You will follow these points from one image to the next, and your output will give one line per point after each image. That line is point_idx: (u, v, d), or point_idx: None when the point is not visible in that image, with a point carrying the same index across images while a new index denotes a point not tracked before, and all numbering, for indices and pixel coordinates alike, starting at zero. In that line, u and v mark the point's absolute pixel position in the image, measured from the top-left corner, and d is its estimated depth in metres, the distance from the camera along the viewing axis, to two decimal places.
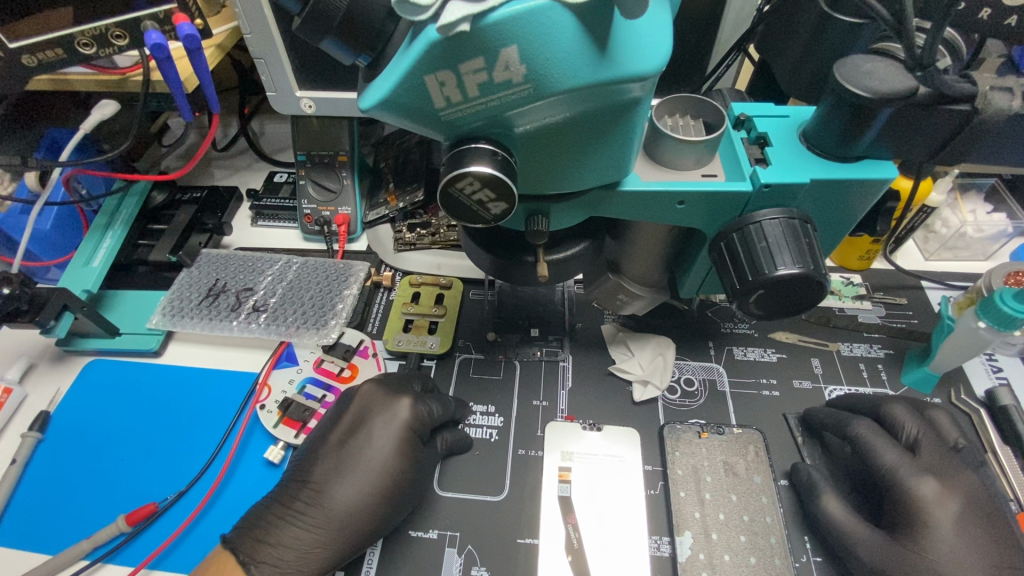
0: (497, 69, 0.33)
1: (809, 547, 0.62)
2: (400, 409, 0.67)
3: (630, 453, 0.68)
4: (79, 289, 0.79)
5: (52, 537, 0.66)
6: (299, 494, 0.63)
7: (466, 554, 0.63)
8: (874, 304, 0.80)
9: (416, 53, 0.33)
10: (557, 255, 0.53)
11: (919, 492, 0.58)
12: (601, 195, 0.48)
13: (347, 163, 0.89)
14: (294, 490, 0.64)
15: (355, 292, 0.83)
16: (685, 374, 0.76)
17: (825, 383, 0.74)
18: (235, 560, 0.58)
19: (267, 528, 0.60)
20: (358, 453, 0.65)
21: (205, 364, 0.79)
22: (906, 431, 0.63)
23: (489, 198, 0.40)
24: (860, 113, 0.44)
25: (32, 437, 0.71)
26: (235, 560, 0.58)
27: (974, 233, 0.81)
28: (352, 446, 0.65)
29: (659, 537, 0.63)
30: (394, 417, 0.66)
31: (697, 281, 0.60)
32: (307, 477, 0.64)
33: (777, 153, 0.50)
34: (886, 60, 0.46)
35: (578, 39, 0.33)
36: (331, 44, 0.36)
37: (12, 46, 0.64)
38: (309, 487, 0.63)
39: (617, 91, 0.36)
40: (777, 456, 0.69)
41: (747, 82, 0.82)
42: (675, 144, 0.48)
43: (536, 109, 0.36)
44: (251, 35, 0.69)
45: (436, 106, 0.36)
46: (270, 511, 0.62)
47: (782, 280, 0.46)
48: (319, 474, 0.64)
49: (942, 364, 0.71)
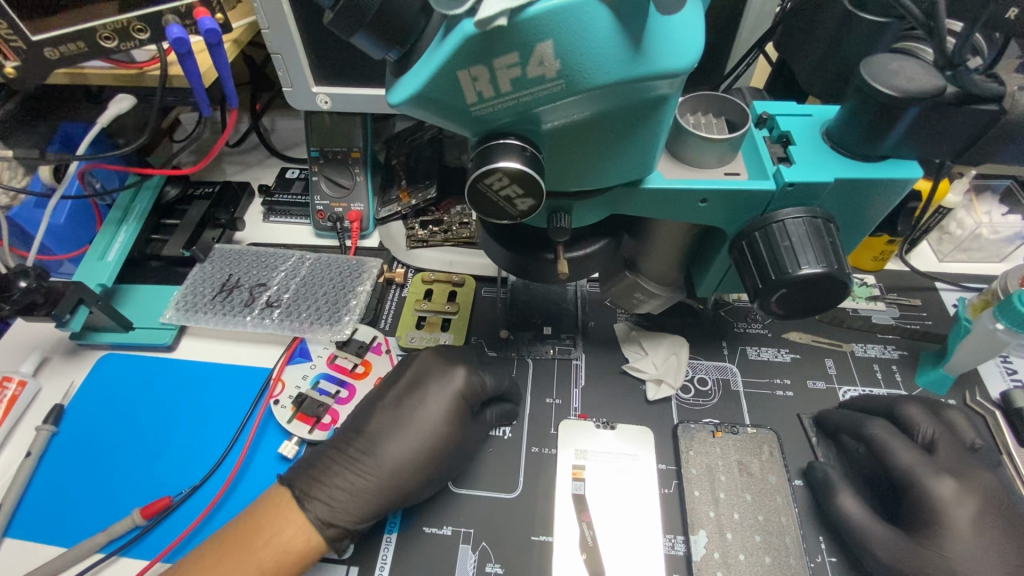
0: (531, 64, 0.34)
1: (824, 547, 0.62)
2: (429, 397, 0.66)
3: (644, 452, 0.68)
4: (94, 283, 0.79)
5: (67, 530, 0.66)
6: (354, 441, 0.64)
7: (480, 551, 0.63)
8: (887, 305, 0.80)
9: (451, 48, 0.33)
10: (576, 252, 0.53)
11: (938, 493, 0.58)
12: (624, 193, 0.48)
13: (360, 160, 0.89)
14: (348, 438, 0.64)
15: (368, 288, 0.83)
16: (699, 373, 0.75)
17: (839, 384, 0.74)
18: (288, 497, 0.59)
19: (323, 470, 0.61)
20: (412, 410, 0.65)
21: (218, 359, 0.80)
22: (921, 432, 0.63)
23: (517, 194, 0.40)
24: (887, 112, 0.44)
25: (46, 429, 0.72)
26: (289, 495, 0.59)
27: (989, 235, 0.81)
28: (408, 406, 0.65)
29: (673, 536, 0.63)
30: (451, 383, 0.66)
31: (716, 280, 0.60)
32: (363, 427, 0.65)
33: (800, 152, 0.50)
34: (912, 59, 0.46)
35: (614, 35, 0.33)
36: (363, 39, 0.36)
37: (35, 39, 0.65)
38: (364, 436, 0.64)
39: (648, 88, 0.36)
40: (792, 456, 0.69)
41: (764, 81, 0.82)
42: (698, 142, 0.48)
43: (566, 105, 0.36)
44: (270, 30, 0.69)
45: (468, 102, 0.36)
46: (326, 453, 0.63)
47: (806, 280, 0.46)
48: (375, 426, 0.64)
49: (958, 365, 0.71)
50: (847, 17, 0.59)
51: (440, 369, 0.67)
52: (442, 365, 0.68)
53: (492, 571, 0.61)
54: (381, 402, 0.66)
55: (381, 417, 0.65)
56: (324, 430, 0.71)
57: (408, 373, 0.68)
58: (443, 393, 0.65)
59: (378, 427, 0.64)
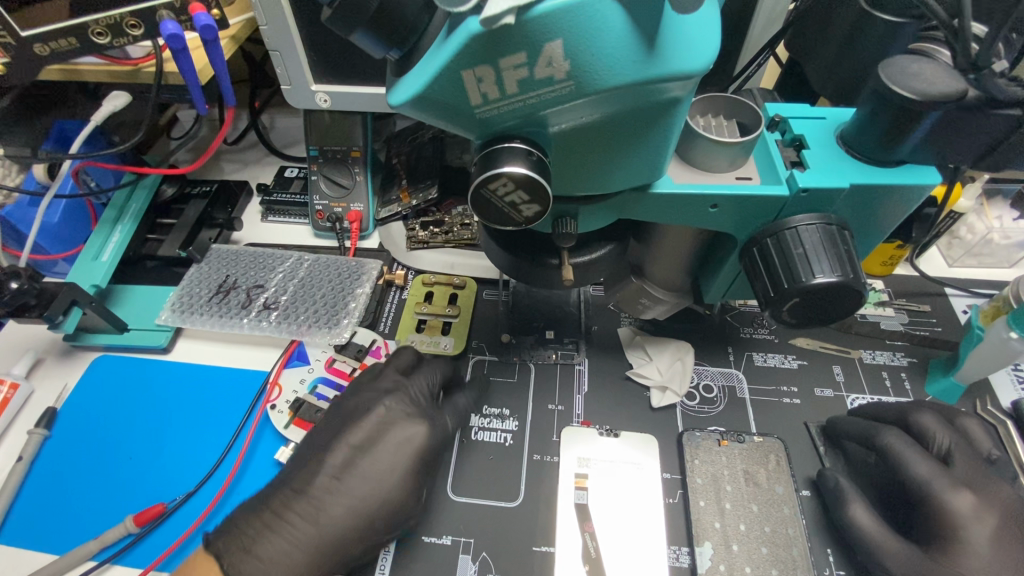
0: (539, 64, 0.32)
1: (832, 559, 0.61)
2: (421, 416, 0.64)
3: (648, 460, 0.67)
4: (88, 284, 0.78)
5: (58, 537, 0.65)
6: (293, 505, 0.60)
7: (480, 561, 0.61)
8: (896, 311, 0.79)
9: (455, 48, 0.31)
10: (582, 257, 0.51)
11: (954, 506, 0.56)
12: (632, 197, 0.46)
13: (360, 159, 0.88)
14: (287, 498, 0.60)
15: (367, 290, 0.81)
16: (704, 380, 0.74)
17: (847, 392, 0.72)
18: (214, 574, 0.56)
19: (254, 538, 0.58)
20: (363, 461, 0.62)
21: (214, 362, 0.78)
22: (937, 442, 0.62)
23: (522, 200, 0.39)
24: (906, 115, 0.43)
25: (39, 433, 0.70)
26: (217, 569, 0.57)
27: (1000, 240, 0.79)
28: (361, 464, 0.62)
29: (678, 547, 0.62)
30: (409, 438, 0.63)
31: (723, 287, 0.58)
32: (305, 487, 0.61)
33: (814, 156, 0.48)
34: (931, 61, 0.44)
35: (627, 34, 0.32)
36: (363, 37, 0.35)
37: (24, 35, 0.63)
38: (305, 499, 0.60)
39: (660, 90, 0.35)
40: (799, 465, 0.67)
41: (773, 82, 0.80)
42: (709, 145, 0.46)
43: (574, 108, 0.35)
44: (267, 27, 0.68)
45: (472, 103, 0.34)
46: (259, 518, 0.59)
47: (819, 288, 0.44)
48: (320, 488, 0.61)
49: (969, 374, 0.70)
50: (863, 16, 0.57)
51: (401, 420, 0.64)
52: (404, 418, 0.64)
53: None
54: (328, 460, 0.62)
55: (326, 478, 0.61)
56: None
57: (363, 428, 0.64)
58: (401, 448, 0.63)
59: (323, 490, 0.60)
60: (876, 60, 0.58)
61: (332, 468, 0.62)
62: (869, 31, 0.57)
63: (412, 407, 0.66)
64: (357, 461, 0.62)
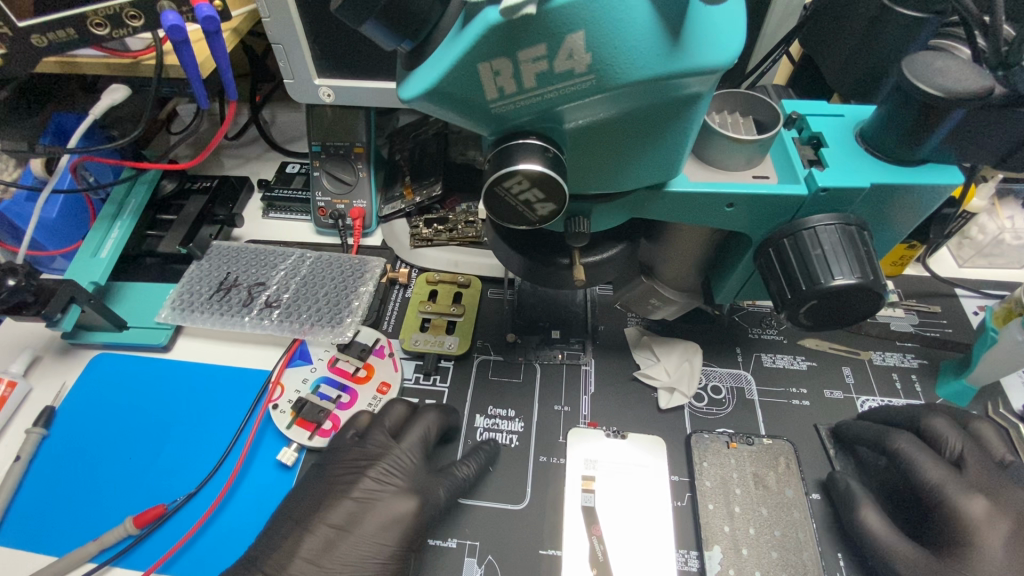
0: (559, 57, 0.31)
1: (843, 564, 0.60)
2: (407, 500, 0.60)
3: (656, 462, 0.66)
4: (86, 281, 0.76)
5: (57, 537, 0.64)
6: None
7: (486, 565, 0.60)
8: (906, 312, 0.78)
9: (472, 38, 0.30)
10: (592, 257, 0.50)
11: (967, 510, 0.55)
12: (647, 196, 0.45)
13: (363, 156, 0.86)
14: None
15: (371, 288, 0.80)
16: (712, 381, 0.73)
17: (857, 394, 0.71)
18: None
19: None
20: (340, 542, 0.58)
21: (215, 361, 0.77)
22: (948, 446, 0.60)
23: (537, 198, 0.37)
24: (930, 113, 0.42)
25: (37, 433, 0.69)
26: None
27: (1011, 241, 0.78)
28: (342, 547, 0.58)
29: (686, 551, 0.61)
30: (397, 517, 0.60)
31: (736, 287, 0.57)
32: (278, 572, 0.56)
33: (833, 154, 0.47)
34: (954, 57, 0.43)
35: (650, 27, 0.30)
36: (373, 27, 0.33)
37: (21, 25, 0.62)
38: None
39: (681, 86, 0.33)
40: (809, 467, 0.66)
41: (785, 79, 0.79)
42: (726, 143, 0.45)
43: (592, 103, 0.34)
44: (270, 19, 0.66)
45: (488, 98, 0.33)
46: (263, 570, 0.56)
47: (839, 290, 0.43)
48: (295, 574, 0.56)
49: (981, 377, 0.68)
50: (882, 11, 0.56)
51: (388, 494, 0.61)
52: (389, 493, 0.61)
53: None
54: (305, 545, 0.58)
55: (302, 563, 0.57)
56: (325, 437, 0.69)
57: (345, 505, 0.60)
58: (386, 529, 0.59)
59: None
60: (895, 55, 0.57)
61: (309, 552, 0.58)
62: (889, 26, 0.56)
63: (399, 480, 0.62)
64: (337, 542, 0.59)
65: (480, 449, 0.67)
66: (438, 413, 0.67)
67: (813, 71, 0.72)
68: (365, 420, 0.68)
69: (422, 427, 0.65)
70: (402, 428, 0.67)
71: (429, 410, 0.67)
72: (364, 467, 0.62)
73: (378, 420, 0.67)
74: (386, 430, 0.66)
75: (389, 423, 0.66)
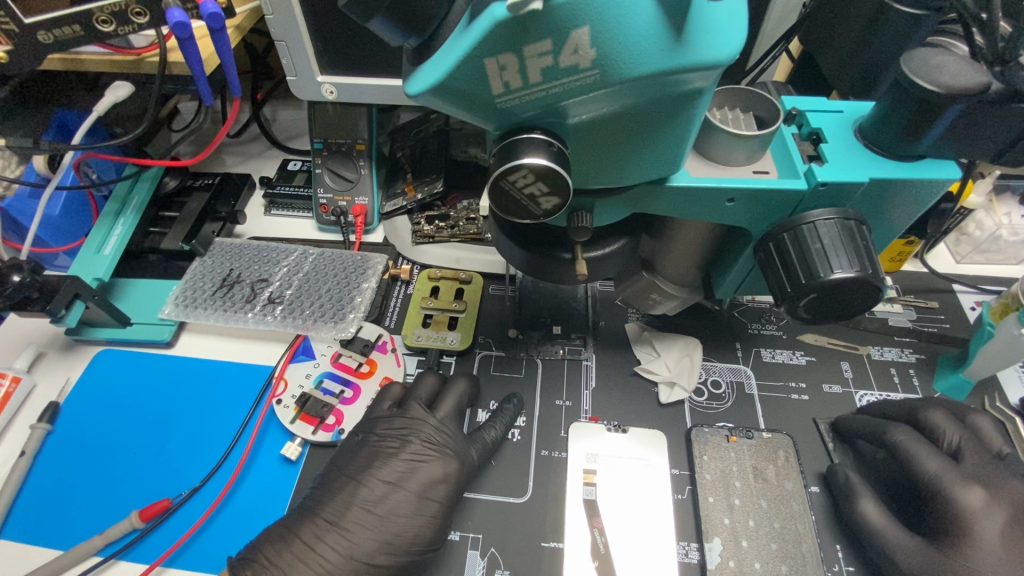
0: (564, 52, 0.31)
1: (841, 555, 0.61)
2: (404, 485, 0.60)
3: (657, 456, 0.67)
4: (90, 277, 0.77)
5: (61, 532, 0.64)
6: (325, 538, 0.58)
7: (489, 557, 0.61)
8: (905, 308, 0.78)
9: (479, 34, 0.31)
10: (595, 252, 0.50)
11: (965, 502, 0.56)
12: (648, 191, 0.46)
13: (365, 152, 0.87)
14: (319, 530, 0.58)
15: (373, 284, 0.80)
16: (712, 376, 0.74)
17: (856, 388, 0.72)
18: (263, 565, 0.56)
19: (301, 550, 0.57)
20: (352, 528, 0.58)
21: (218, 357, 0.77)
22: (947, 438, 0.61)
23: (541, 192, 0.38)
24: (928, 108, 0.42)
25: (41, 428, 0.70)
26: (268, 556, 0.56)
27: (1009, 237, 0.79)
28: (392, 497, 0.60)
29: (687, 543, 0.61)
30: (443, 477, 0.62)
31: (736, 282, 0.58)
32: (337, 519, 0.59)
33: (832, 150, 0.48)
34: (952, 54, 0.44)
35: (654, 23, 0.31)
36: (381, 23, 0.33)
37: (27, 21, 0.62)
38: (337, 530, 0.58)
39: (684, 81, 0.34)
40: (807, 460, 0.67)
41: (784, 76, 0.80)
42: (726, 138, 0.46)
43: (595, 98, 0.34)
44: (273, 16, 0.67)
45: (493, 92, 0.34)
46: (289, 550, 0.57)
47: (838, 284, 0.44)
48: (353, 521, 0.59)
49: (978, 371, 0.69)
50: (880, 9, 0.56)
51: (433, 459, 0.62)
52: (433, 457, 0.63)
53: None
54: (361, 494, 0.60)
55: (360, 511, 0.59)
56: (329, 431, 0.69)
57: (395, 464, 0.62)
58: (432, 486, 0.61)
59: (355, 523, 0.59)
60: (894, 52, 0.57)
61: (365, 501, 0.60)
62: (888, 24, 0.56)
63: (443, 441, 0.64)
64: (390, 494, 0.61)
65: (507, 410, 0.69)
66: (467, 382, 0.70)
67: (811, 69, 0.73)
68: (400, 391, 0.69)
69: (455, 395, 0.68)
70: (435, 398, 0.68)
71: (459, 379, 0.69)
72: (410, 432, 0.64)
73: (411, 392, 0.68)
74: (421, 401, 0.67)
75: (424, 392, 0.67)
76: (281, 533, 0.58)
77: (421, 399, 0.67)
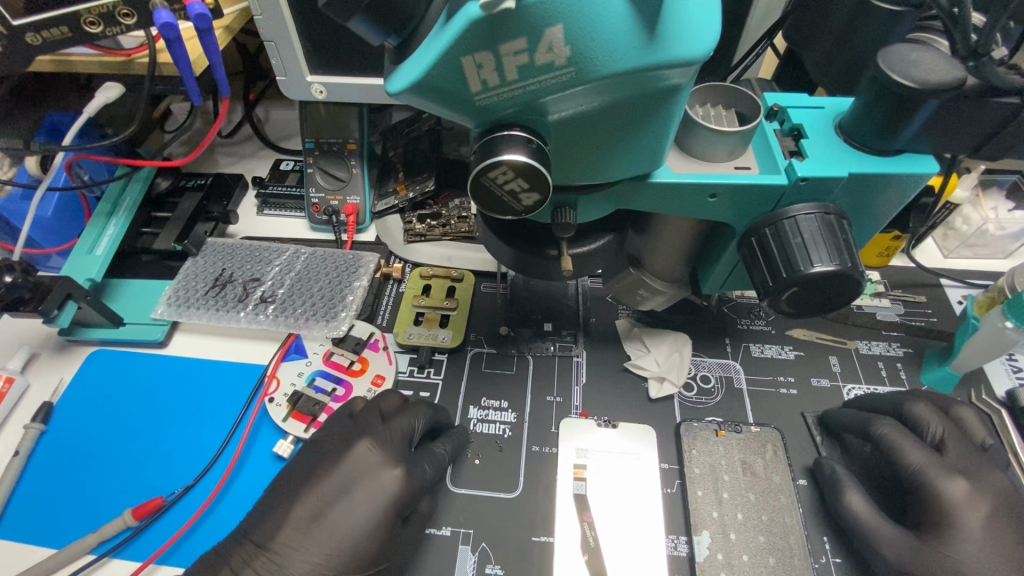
0: (540, 50, 0.32)
1: (828, 547, 0.61)
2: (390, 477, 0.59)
3: (646, 451, 0.67)
4: (83, 278, 0.77)
5: (55, 531, 0.64)
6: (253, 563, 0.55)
7: (480, 552, 0.62)
8: (892, 302, 0.79)
9: (455, 33, 0.31)
10: (581, 248, 0.51)
11: (948, 492, 0.57)
12: (631, 187, 0.46)
13: (356, 152, 0.87)
14: (248, 555, 0.56)
15: (365, 283, 0.81)
16: (702, 371, 0.74)
17: (843, 382, 0.73)
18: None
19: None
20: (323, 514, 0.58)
21: (211, 356, 0.78)
22: (931, 431, 0.62)
23: (522, 188, 0.39)
24: (904, 104, 0.43)
25: (35, 428, 0.70)
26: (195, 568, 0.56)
27: (995, 231, 0.79)
28: (331, 514, 0.57)
29: (676, 536, 0.62)
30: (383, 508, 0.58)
31: (722, 276, 0.59)
32: (267, 542, 0.56)
33: (812, 145, 0.48)
34: (930, 50, 0.44)
35: (627, 20, 0.32)
36: (360, 23, 0.34)
37: (15, 23, 0.63)
38: (266, 555, 0.56)
39: (659, 77, 0.34)
40: (796, 453, 0.68)
41: (771, 73, 0.81)
42: (707, 135, 0.46)
43: (574, 95, 0.35)
44: (261, 16, 0.67)
45: (472, 90, 0.34)
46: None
47: (818, 278, 0.44)
48: (283, 544, 0.56)
49: (964, 364, 0.70)
50: (862, 5, 0.57)
51: (364, 477, 0.59)
52: (374, 468, 0.60)
53: (492, 572, 0.60)
54: (294, 514, 0.58)
55: (291, 532, 0.57)
56: None
57: (336, 475, 0.59)
58: (374, 523, 0.57)
59: (286, 545, 0.56)
60: (875, 49, 0.58)
61: (298, 520, 0.57)
62: (869, 21, 0.57)
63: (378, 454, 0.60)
64: (326, 512, 0.58)
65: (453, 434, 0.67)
66: (430, 409, 0.67)
67: (797, 66, 0.74)
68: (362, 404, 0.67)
69: (412, 418, 0.65)
70: (396, 412, 0.66)
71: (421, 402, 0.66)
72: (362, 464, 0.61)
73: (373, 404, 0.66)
74: (381, 411, 0.65)
75: None
76: (213, 562, 0.56)
77: (380, 410, 0.65)
